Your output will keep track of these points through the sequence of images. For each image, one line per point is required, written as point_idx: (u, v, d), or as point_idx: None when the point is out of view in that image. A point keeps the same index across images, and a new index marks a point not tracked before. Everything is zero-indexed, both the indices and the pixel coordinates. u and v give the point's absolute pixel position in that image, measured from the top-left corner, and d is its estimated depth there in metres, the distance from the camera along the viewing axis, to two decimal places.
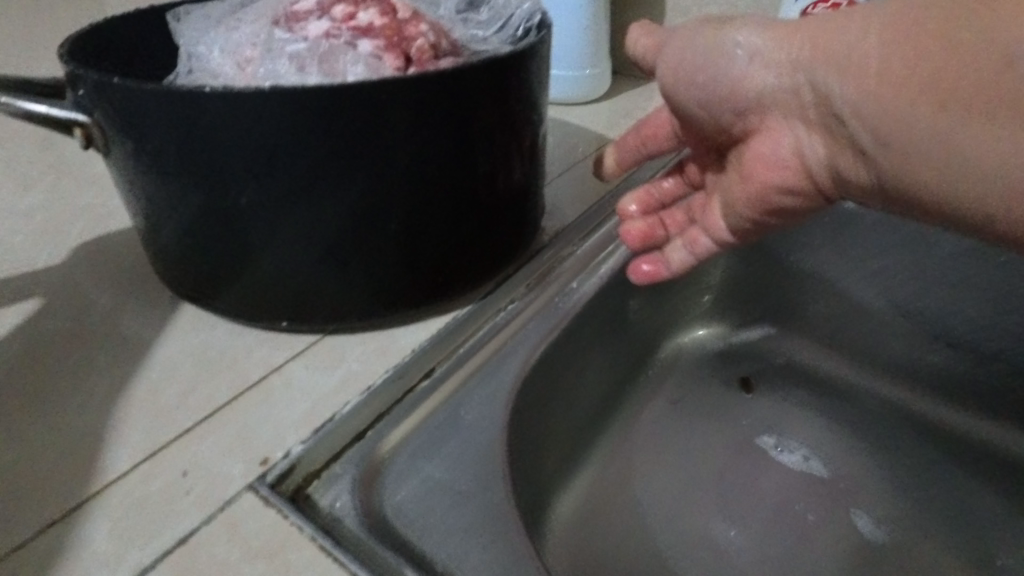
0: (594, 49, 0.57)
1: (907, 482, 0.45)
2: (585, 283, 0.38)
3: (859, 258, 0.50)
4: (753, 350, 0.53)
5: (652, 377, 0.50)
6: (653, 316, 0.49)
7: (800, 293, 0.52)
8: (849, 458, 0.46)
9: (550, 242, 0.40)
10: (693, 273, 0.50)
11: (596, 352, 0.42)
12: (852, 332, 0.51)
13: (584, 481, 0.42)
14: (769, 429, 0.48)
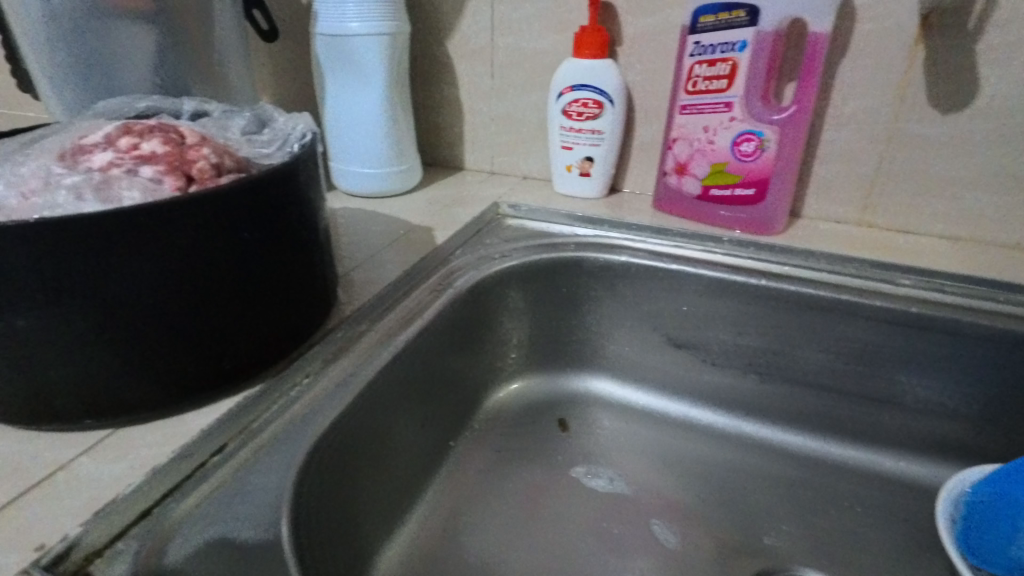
0: (399, 151, 0.65)
1: (692, 485, 0.54)
2: (378, 351, 0.44)
3: (634, 302, 0.59)
4: (566, 396, 0.62)
5: (477, 430, 0.57)
6: (472, 374, 0.56)
7: (593, 338, 0.62)
8: (644, 472, 0.55)
9: (349, 321, 0.45)
10: (504, 334, 0.59)
11: (418, 409, 0.49)
12: (640, 366, 0.61)
13: (416, 523, 0.48)
14: (582, 459, 0.56)
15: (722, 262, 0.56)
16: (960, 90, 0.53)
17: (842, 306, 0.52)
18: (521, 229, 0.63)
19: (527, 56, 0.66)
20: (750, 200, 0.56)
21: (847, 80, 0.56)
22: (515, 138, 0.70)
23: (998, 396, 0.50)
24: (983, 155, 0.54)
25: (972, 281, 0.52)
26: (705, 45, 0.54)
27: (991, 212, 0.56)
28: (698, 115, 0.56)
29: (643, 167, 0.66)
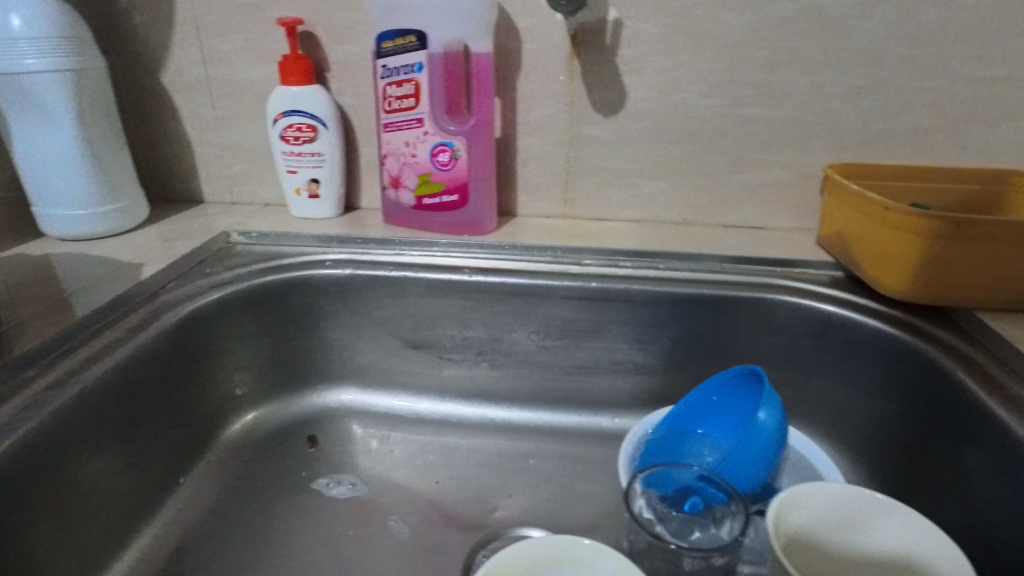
0: (107, 188, 0.63)
1: (430, 475, 0.58)
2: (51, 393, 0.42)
3: (367, 313, 0.62)
4: (315, 413, 0.63)
5: (215, 462, 0.56)
6: (201, 405, 0.56)
7: (336, 354, 0.63)
8: (386, 472, 0.58)
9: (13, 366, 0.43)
10: (236, 360, 0.59)
11: (122, 448, 0.47)
12: (384, 371, 0.64)
13: (129, 562, 0.47)
14: (328, 471, 0.58)
15: (438, 264, 0.60)
16: (613, 96, 0.63)
17: (538, 289, 0.58)
18: (251, 255, 0.64)
19: (245, 86, 0.69)
20: (456, 205, 0.62)
21: (527, 93, 0.63)
22: (249, 168, 0.73)
23: (671, 346, 0.59)
24: (641, 149, 0.65)
25: (642, 254, 0.61)
26: (391, 69, 0.59)
27: (658, 195, 0.67)
28: (398, 132, 0.61)
29: (373, 183, 0.71)
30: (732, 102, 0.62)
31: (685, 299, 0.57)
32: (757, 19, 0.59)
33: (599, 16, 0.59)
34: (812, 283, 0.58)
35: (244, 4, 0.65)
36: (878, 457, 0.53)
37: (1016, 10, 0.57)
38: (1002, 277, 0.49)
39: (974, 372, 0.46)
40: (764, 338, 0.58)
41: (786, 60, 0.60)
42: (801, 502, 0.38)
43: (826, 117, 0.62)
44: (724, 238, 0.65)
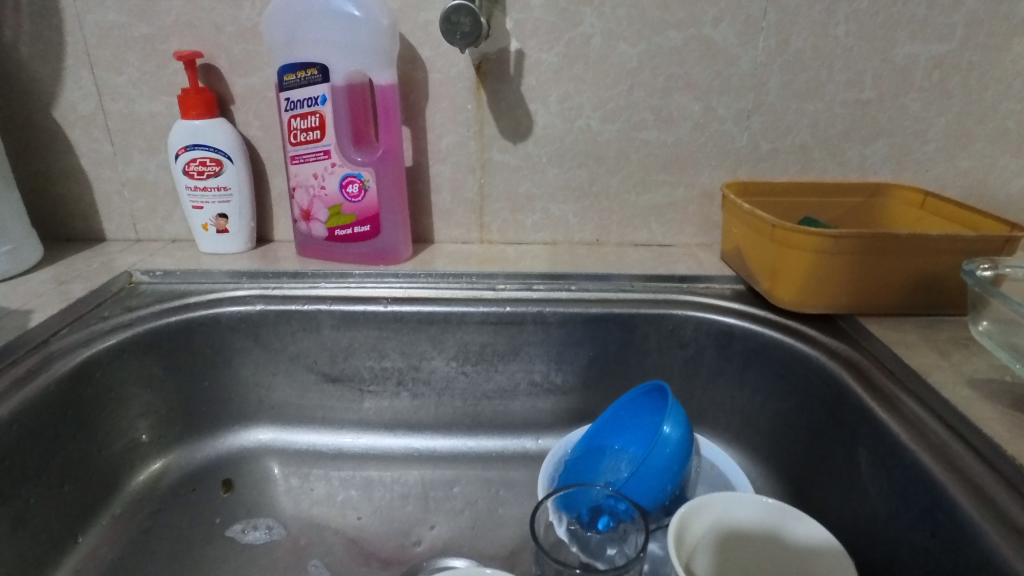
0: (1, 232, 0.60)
1: (354, 511, 0.57)
2: None
3: (279, 348, 0.60)
4: (230, 455, 0.61)
5: (120, 515, 0.53)
6: (102, 455, 0.53)
7: (250, 392, 0.62)
8: (306, 513, 0.56)
9: None
10: (140, 406, 0.56)
11: (9, 511, 0.44)
12: (302, 407, 0.63)
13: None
14: (243, 515, 0.56)
15: (352, 295, 0.60)
16: (520, 123, 0.65)
17: (454, 315, 0.59)
18: (154, 294, 0.61)
19: (144, 119, 0.67)
20: (369, 235, 0.62)
21: (436, 122, 0.65)
22: (154, 203, 0.71)
23: (586, 365, 0.61)
24: (551, 173, 0.67)
25: (555, 276, 0.63)
26: (294, 101, 0.59)
27: (570, 217, 0.70)
28: (306, 164, 0.61)
29: (286, 215, 0.70)
30: (632, 127, 0.66)
31: (597, 319, 0.59)
32: (649, 48, 0.62)
33: (500, 46, 0.62)
34: (715, 297, 0.60)
35: (140, 37, 0.64)
36: (781, 459, 0.56)
37: (875, 39, 0.63)
38: (879, 283, 0.53)
39: (858, 375, 0.49)
40: (674, 352, 0.60)
41: (679, 86, 0.64)
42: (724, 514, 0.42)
43: (720, 139, 0.66)
44: (633, 256, 0.68)
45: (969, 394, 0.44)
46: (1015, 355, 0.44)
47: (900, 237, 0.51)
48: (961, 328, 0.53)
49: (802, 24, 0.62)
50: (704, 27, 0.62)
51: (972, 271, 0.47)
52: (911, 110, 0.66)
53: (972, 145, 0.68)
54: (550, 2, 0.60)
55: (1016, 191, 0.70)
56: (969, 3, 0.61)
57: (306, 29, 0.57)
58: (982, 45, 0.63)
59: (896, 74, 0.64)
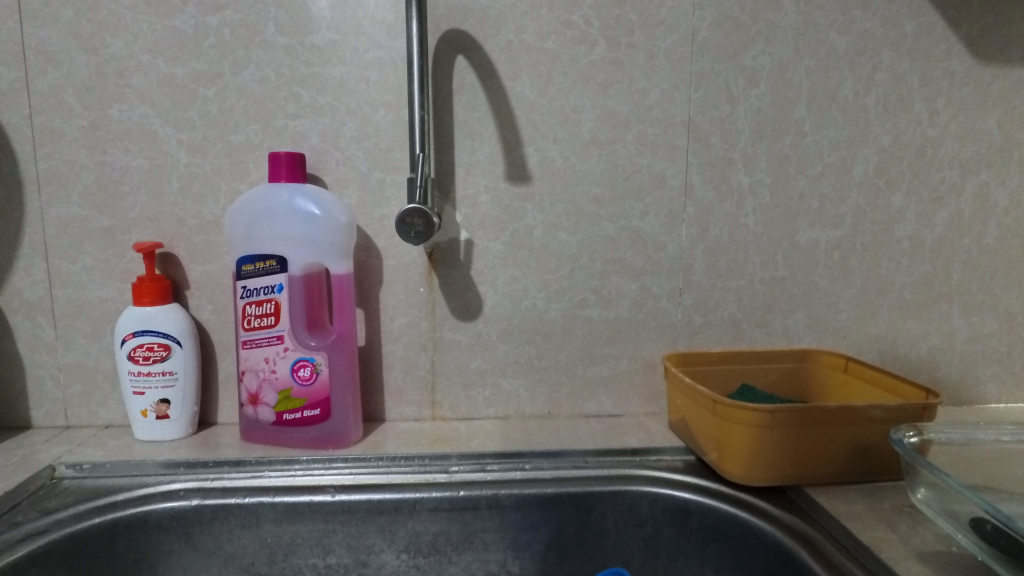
0: None
1: None
2: None
3: (212, 549, 0.56)
4: None
5: None
6: None
7: None
8: None
9: None
10: None
11: None
12: None
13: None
14: None
15: (297, 485, 0.58)
16: (471, 303, 0.69)
17: (405, 503, 0.57)
18: (78, 491, 0.57)
19: (92, 304, 0.67)
20: (318, 418, 0.61)
21: (389, 304, 0.68)
22: (90, 388, 0.69)
23: (543, 550, 0.58)
24: (500, 350, 0.70)
25: (508, 455, 0.62)
26: (250, 289, 0.61)
27: (521, 392, 0.71)
28: (257, 349, 0.61)
29: (232, 397, 0.69)
30: (575, 305, 0.70)
31: (554, 499, 0.58)
32: (586, 236, 0.69)
33: (451, 236, 0.67)
34: (668, 471, 0.61)
35: (100, 228, 0.66)
36: None
37: (780, 227, 0.72)
38: (818, 453, 0.55)
39: (814, 551, 0.49)
40: (632, 532, 0.59)
41: (615, 269, 0.70)
42: None
43: (657, 314, 0.71)
44: (585, 429, 0.69)
45: (921, 569, 0.44)
46: (954, 524, 0.46)
47: (829, 409, 0.54)
48: (901, 495, 0.55)
49: (717, 216, 0.71)
50: (633, 218, 0.70)
51: (900, 440, 0.50)
52: (821, 286, 0.74)
53: (878, 314, 0.75)
54: (495, 199, 0.67)
55: (924, 354, 0.77)
56: (850, 198, 0.73)
57: (267, 226, 0.61)
58: (869, 230, 0.73)
59: (802, 256, 0.73)
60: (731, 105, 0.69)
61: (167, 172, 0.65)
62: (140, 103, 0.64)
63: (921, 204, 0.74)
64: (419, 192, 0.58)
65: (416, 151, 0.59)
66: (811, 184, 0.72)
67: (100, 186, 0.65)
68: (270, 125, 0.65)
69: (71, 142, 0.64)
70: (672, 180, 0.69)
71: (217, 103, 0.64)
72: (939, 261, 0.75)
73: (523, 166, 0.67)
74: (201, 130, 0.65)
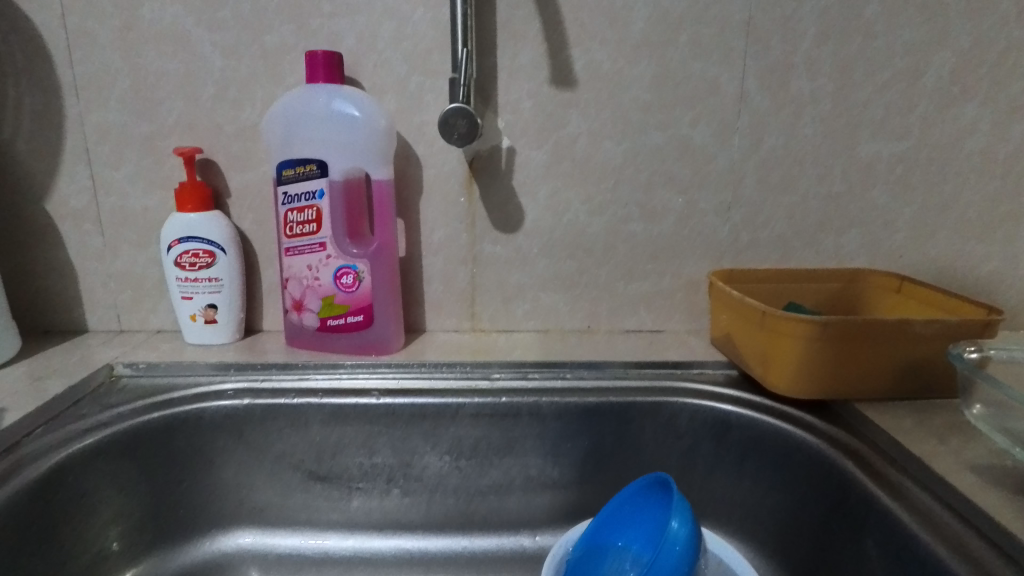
0: None
1: None
2: None
3: (264, 445, 0.58)
4: (206, 564, 0.57)
5: None
6: (68, 569, 0.49)
7: (232, 494, 0.59)
8: None
9: None
10: (112, 512, 0.53)
11: None
12: (285, 509, 0.60)
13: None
14: None
15: (343, 388, 0.59)
16: (511, 216, 0.67)
17: (448, 408, 0.58)
18: (136, 389, 0.59)
19: (136, 213, 0.67)
20: (361, 325, 0.62)
21: (429, 214, 0.67)
22: (140, 295, 0.70)
23: (582, 457, 0.59)
24: (541, 264, 0.69)
25: (549, 365, 0.62)
26: (291, 195, 0.60)
27: (561, 306, 0.71)
28: (300, 255, 0.61)
29: (275, 306, 0.70)
30: (618, 219, 0.68)
31: (594, 408, 0.58)
32: (632, 146, 0.66)
33: (492, 145, 0.65)
34: (710, 384, 0.61)
35: (140, 135, 0.65)
36: (787, 555, 0.54)
37: (839, 138, 0.68)
38: (869, 368, 0.54)
39: (860, 463, 0.49)
40: (671, 442, 0.59)
41: (661, 181, 0.67)
42: None
43: (703, 230, 0.69)
44: (625, 343, 0.69)
45: (974, 481, 0.44)
46: (1010, 439, 0.44)
47: (885, 323, 0.52)
48: (953, 412, 0.54)
49: (772, 125, 0.67)
50: (683, 128, 0.66)
51: (959, 354, 0.48)
52: (880, 202, 0.70)
53: (938, 233, 0.71)
54: (538, 105, 0.64)
55: (983, 275, 0.73)
56: (920, 108, 0.67)
57: (305, 130, 0.60)
58: (936, 143, 0.69)
59: (862, 170, 0.69)
60: (796, 2, 0.63)
61: (202, 76, 0.63)
62: (171, 2, 0.62)
63: (998, 114, 0.68)
64: (462, 91, 0.56)
65: (458, 48, 0.56)
66: (878, 91, 0.67)
67: (136, 91, 0.64)
68: (305, 26, 0.62)
69: (105, 45, 0.63)
70: (726, 86, 0.65)
71: (249, 2, 0.61)
72: (1011, 177, 0.70)
73: (568, 70, 0.64)
74: (235, 31, 0.62)
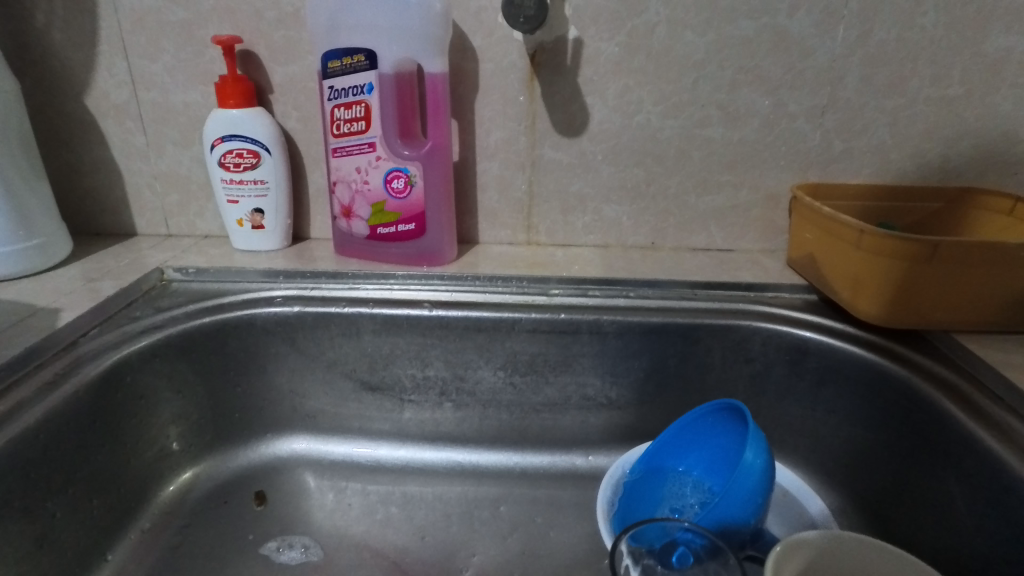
0: (28, 224, 0.57)
1: (394, 528, 0.53)
2: None
3: (316, 354, 0.57)
4: (263, 466, 0.58)
5: (149, 529, 0.50)
6: (132, 465, 0.50)
7: (285, 400, 0.58)
8: (339, 530, 0.53)
9: None
10: (171, 413, 0.53)
11: (34, 528, 0.41)
12: (338, 417, 0.59)
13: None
14: (278, 533, 0.52)
15: (395, 298, 0.57)
16: (575, 118, 0.61)
17: (504, 323, 0.55)
18: (187, 293, 0.58)
19: (178, 110, 0.64)
20: (413, 234, 0.59)
21: (485, 115, 0.61)
22: (186, 198, 0.68)
23: (642, 379, 0.56)
24: (605, 173, 0.63)
25: (611, 282, 0.58)
26: (338, 90, 0.56)
27: (624, 220, 0.65)
28: (349, 158, 0.57)
29: (323, 212, 0.67)
30: (695, 124, 0.61)
31: (659, 329, 0.55)
32: (718, 38, 0.58)
33: (557, 35, 0.58)
34: (787, 308, 0.56)
35: (175, 23, 0.60)
36: (860, 489, 0.51)
37: None
38: (980, 297, 0.48)
39: (959, 399, 0.44)
40: (740, 367, 0.55)
41: (748, 80, 0.59)
42: (793, 551, 0.36)
43: (790, 137, 0.61)
44: (693, 261, 0.64)
45: None
46: None
47: (1009, 247, 0.45)
48: None
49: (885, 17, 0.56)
50: (779, 16, 0.57)
51: None
52: None
53: None
54: None
55: None
56: None
57: (351, 15, 0.53)
58: None
59: None
60: None
61: None
62: None
63: None
64: None
65: None
66: None
67: None
68: None
69: None
70: None
71: None
72: None
73: None
74: None
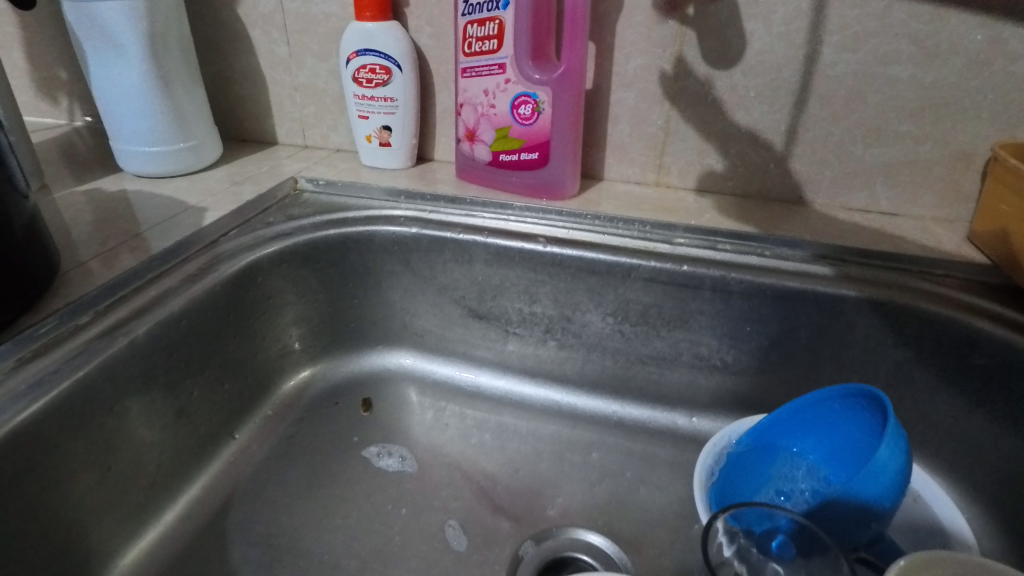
0: (180, 125, 0.62)
1: (486, 454, 0.54)
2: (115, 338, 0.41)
3: (428, 276, 0.58)
4: (372, 375, 0.61)
5: (270, 417, 0.55)
6: (260, 357, 0.55)
7: (397, 317, 0.60)
8: (434, 447, 0.55)
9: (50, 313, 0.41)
10: (295, 315, 0.57)
11: (175, 402, 0.46)
12: (444, 339, 0.61)
13: (177, 514, 0.46)
14: (380, 439, 0.55)
15: (509, 230, 0.55)
16: (730, 46, 0.54)
17: (620, 268, 0.52)
18: (316, 204, 0.61)
19: (319, 21, 0.64)
20: (536, 164, 0.56)
21: (627, 38, 0.56)
22: (322, 110, 0.70)
23: (765, 346, 0.52)
24: (756, 112, 0.56)
25: (744, 237, 0.53)
26: (473, 5, 0.53)
27: (769, 167, 0.58)
28: (477, 78, 0.56)
29: (448, 135, 0.66)
30: (877, 60, 0.51)
31: (793, 296, 0.49)
32: None
33: None
34: (957, 292, 0.47)
35: None
36: (1011, 510, 0.44)
37: None
38: None
39: None
40: (885, 349, 0.49)
41: (959, 7, 0.48)
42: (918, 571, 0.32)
43: (1003, 83, 0.50)
44: (845, 223, 0.56)
45: None
46: None
47: None
48: None
49: None
50: None
51: None
52: None
53: None
54: None
55: None
56: None
57: None
58: None
59: None
60: None
61: None
62: None
63: None
64: None
65: None
66: None
67: None
68: None
69: None
70: None
71: None
72: None
73: None
74: None
